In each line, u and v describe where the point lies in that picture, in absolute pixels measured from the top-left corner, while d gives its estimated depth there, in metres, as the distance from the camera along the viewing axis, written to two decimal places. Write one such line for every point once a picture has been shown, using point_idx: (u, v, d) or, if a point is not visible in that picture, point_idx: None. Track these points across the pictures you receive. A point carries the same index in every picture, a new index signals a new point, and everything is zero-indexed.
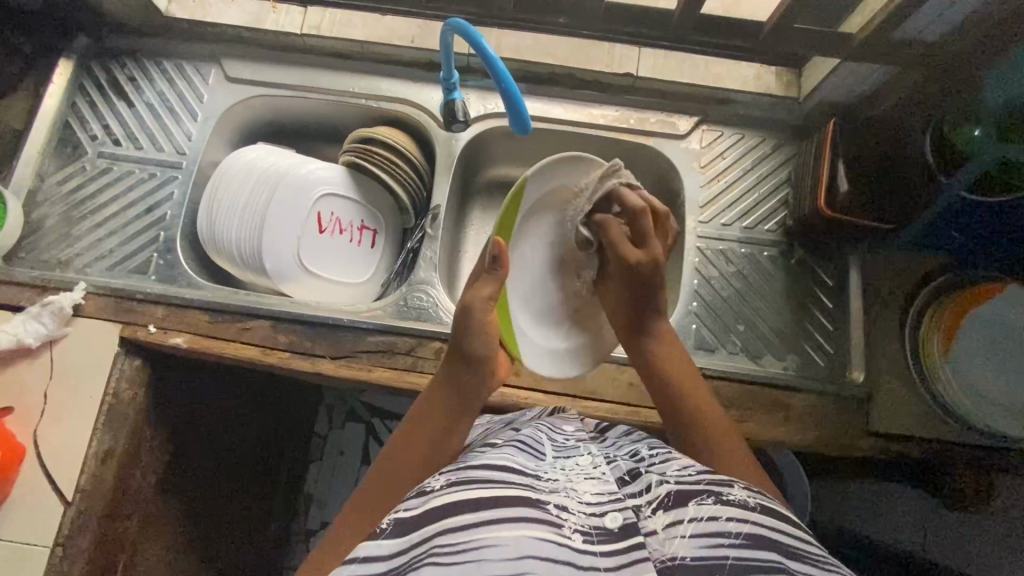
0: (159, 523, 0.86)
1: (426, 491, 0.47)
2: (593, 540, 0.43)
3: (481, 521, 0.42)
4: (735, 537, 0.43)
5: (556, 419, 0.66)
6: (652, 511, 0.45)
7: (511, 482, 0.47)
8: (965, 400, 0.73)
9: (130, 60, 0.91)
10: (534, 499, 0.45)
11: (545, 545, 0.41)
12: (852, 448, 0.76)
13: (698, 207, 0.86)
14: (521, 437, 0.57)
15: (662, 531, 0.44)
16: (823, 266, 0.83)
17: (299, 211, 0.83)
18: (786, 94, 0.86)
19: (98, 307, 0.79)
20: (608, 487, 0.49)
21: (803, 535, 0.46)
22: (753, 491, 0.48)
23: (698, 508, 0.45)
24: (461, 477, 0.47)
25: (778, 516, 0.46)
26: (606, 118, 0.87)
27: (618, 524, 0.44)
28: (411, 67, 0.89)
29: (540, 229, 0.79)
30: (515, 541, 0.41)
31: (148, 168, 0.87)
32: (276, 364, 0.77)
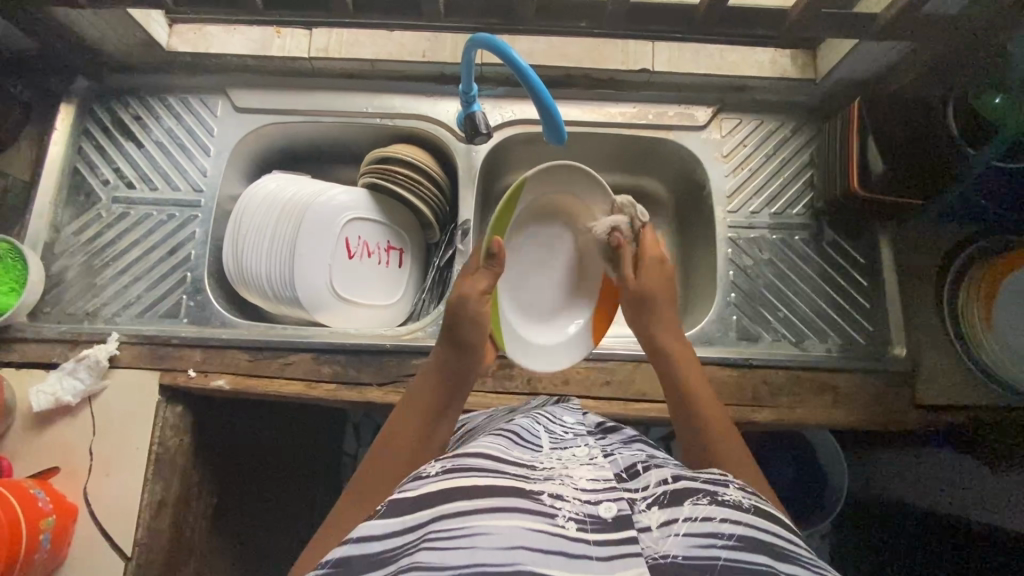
0: (214, 564, 0.86)
1: (422, 477, 0.47)
2: (586, 529, 0.42)
3: (477, 510, 0.42)
4: (727, 539, 0.43)
5: (558, 408, 0.68)
6: (647, 506, 0.46)
7: (505, 472, 0.48)
8: (1009, 365, 0.75)
9: (134, 98, 0.89)
10: (528, 490, 0.45)
11: (539, 536, 0.41)
12: (902, 422, 0.77)
13: (726, 196, 0.86)
14: (520, 427, 0.58)
15: (657, 528, 0.44)
16: (855, 244, 0.84)
17: (326, 239, 0.81)
18: (802, 76, 0.86)
19: (134, 356, 0.77)
20: (604, 477, 0.49)
21: (791, 538, 0.46)
22: (747, 493, 0.49)
23: (693, 508, 0.45)
24: (457, 466, 0.48)
25: (770, 518, 0.46)
26: (624, 115, 0.87)
27: (612, 514, 0.44)
28: (424, 81, 0.88)
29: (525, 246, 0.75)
30: (510, 531, 0.41)
31: (167, 210, 0.84)
32: (323, 397, 0.75)
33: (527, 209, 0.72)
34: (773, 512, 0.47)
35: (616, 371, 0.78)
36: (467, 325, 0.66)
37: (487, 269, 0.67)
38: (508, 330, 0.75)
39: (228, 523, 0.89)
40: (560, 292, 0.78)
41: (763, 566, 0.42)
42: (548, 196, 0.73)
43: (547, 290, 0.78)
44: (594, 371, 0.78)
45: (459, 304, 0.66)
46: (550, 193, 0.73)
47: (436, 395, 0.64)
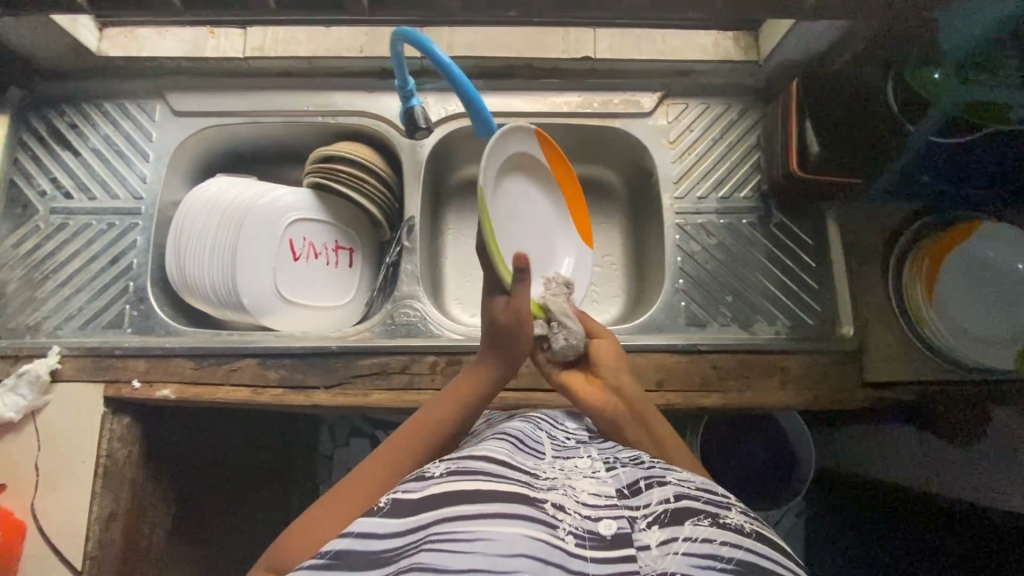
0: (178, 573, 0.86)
1: (426, 477, 0.48)
2: (585, 545, 0.43)
3: (482, 514, 0.43)
4: (727, 562, 0.42)
5: (561, 415, 0.70)
6: (647, 525, 0.45)
7: (509, 477, 0.48)
8: (956, 341, 0.75)
9: (70, 106, 0.87)
10: (532, 497, 0.46)
11: (540, 544, 0.42)
12: (851, 399, 0.77)
13: (672, 183, 0.85)
14: (523, 434, 0.59)
15: (657, 546, 0.44)
16: (802, 226, 0.84)
17: (268, 242, 0.80)
18: (746, 58, 0.85)
19: (77, 369, 0.76)
20: (606, 492, 0.49)
21: (791, 567, 0.45)
22: (750, 517, 0.49)
23: (693, 528, 0.45)
24: (461, 469, 0.48)
25: (769, 544, 0.46)
26: (569, 104, 0.86)
27: (611, 531, 0.44)
28: (364, 77, 0.86)
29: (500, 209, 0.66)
30: (511, 537, 0.41)
31: (107, 219, 0.83)
32: (269, 402, 0.75)
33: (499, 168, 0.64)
34: (775, 539, 0.47)
35: None
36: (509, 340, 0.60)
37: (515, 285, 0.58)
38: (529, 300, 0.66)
39: (191, 530, 0.89)
40: (537, 256, 0.73)
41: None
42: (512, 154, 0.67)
43: (537, 249, 0.73)
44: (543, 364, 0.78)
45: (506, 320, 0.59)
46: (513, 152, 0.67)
47: (473, 408, 0.61)
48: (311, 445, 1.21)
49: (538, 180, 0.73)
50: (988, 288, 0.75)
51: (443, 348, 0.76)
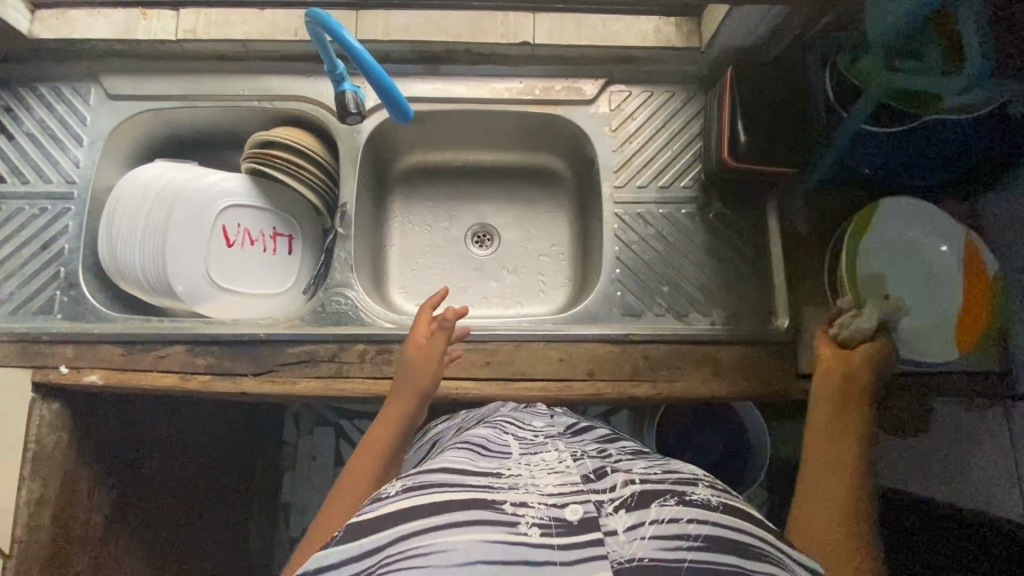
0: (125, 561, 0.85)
1: (382, 496, 0.43)
2: (551, 533, 0.40)
3: (430, 527, 0.39)
4: (694, 540, 0.41)
5: (525, 414, 0.66)
6: (614, 509, 0.43)
7: (466, 484, 0.44)
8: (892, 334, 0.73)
9: (4, 89, 0.86)
10: (490, 500, 0.42)
11: (498, 547, 0.39)
12: (786, 392, 0.76)
13: (613, 171, 0.85)
14: (481, 438, 0.54)
15: (623, 532, 0.41)
16: (743, 215, 0.83)
17: (201, 228, 0.80)
18: (687, 44, 0.83)
19: (3, 355, 0.76)
20: (571, 481, 0.46)
21: (766, 535, 0.44)
22: (717, 491, 0.47)
23: (660, 510, 0.43)
24: (416, 481, 0.44)
25: (740, 514, 0.45)
26: (510, 91, 0.86)
27: (578, 517, 0.42)
28: (300, 61, 0.85)
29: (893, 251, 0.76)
30: (467, 545, 0.39)
31: (38, 203, 0.82)
32: (197, 389, 0.74)
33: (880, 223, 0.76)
34: (745, 511, 0.46)
35: (497, 352, 0.77)
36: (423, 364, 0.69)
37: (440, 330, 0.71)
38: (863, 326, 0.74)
39: (144, 518, 0.89)
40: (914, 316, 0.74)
41: (730, 566, 0.40)
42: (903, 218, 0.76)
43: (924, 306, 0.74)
44: (473, 353, 0.77)
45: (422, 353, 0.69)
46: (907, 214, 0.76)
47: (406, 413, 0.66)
48: (275, 434, 1.22)
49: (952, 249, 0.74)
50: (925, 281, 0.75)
51: (374, 336, 0.76)
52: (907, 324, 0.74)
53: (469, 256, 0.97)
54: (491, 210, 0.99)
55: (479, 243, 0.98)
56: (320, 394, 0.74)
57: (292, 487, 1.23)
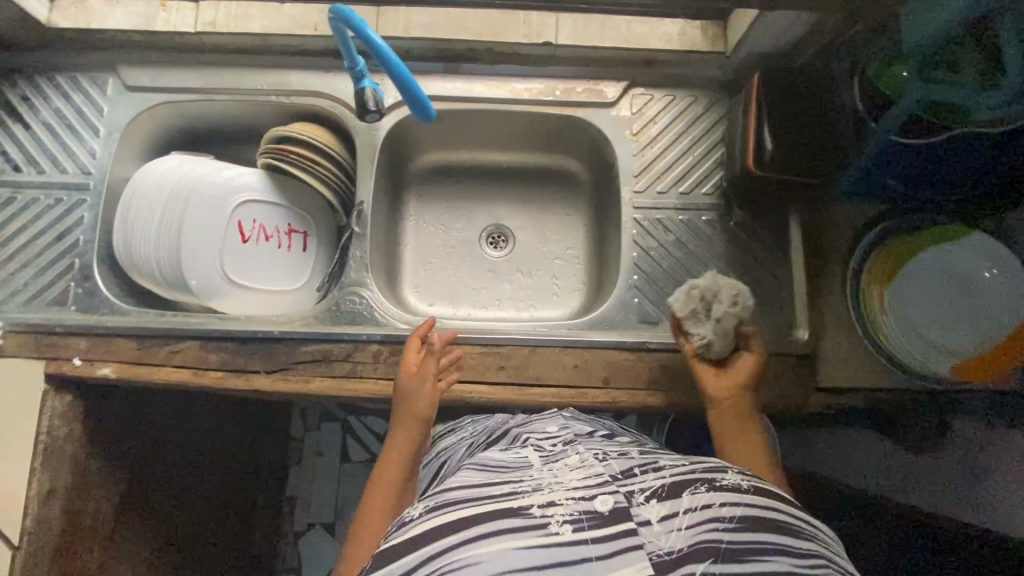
0: (133, 555, 0.85)
1: (406, 521, 0.44)
2: (583, 528, 0.41)
3: (459, 541, 0.40)
4: (729, 522, 0.41)
5: (539, 424, 0.66)
6: (645, 499, 0.43)
7: (489, 494, 0.44)
8: (896, 335, 0.72)
9: (22, 78, 0.85)
10: (516, 506, 0.42)
11: (529, 554, 0.39)
12: (804, 406, 0.76)
13: (633, 176, 0.83)
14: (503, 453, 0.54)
15: (658, 522, 0.41)
16: (764, 224, 0.82)
17: (216, 223, 0.79)
18: (712, 49, 0.82)
19: (16, 345, 0.76)
20: (596, 473, 0.46)
21: (795, 511, 0.44)
22: (746, 475, 0.47)
23: (692, 497, 0.43)
24: (437, 500, 0.45)
25: (772, 496, 0.44)
26: (530, 92, 0.85)
27: (608, 507, 0.42)
28: (318, 56, 0.84)
29: (939, 271, 0.73)
30: (498, 555, 0.39)
31: (54, 193, 0.82)
32: (209, 385, 0.74)
33: (946, 250, 0.73)
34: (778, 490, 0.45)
35: (511, 356, 0.76)
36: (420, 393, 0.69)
37: (427, 353, 0.72)
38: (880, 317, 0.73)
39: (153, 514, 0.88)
40: (928, 329, 0.71)
41: (770, 544, 0.40)
42: (969, 253, 0.72)
43: (941, 325, 0.71)
44: (488, 356, 0.76)
45: (414, 381, 0.70)
46: (969, 250, 0.72)
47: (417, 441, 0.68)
48: (281, 429, 1.22)
49: (1003, 301, 0.69)
50: (955, 305, 0.71)
51: (388, 337, 0.75)
52: (916, 331, 0.72)
53: (483, 257, 0.96)
54: (507, 211, 0.98)
55: (494, 244, 0.97)
56: (332, 394, 0.74)
57: (297, 482, 1.23)
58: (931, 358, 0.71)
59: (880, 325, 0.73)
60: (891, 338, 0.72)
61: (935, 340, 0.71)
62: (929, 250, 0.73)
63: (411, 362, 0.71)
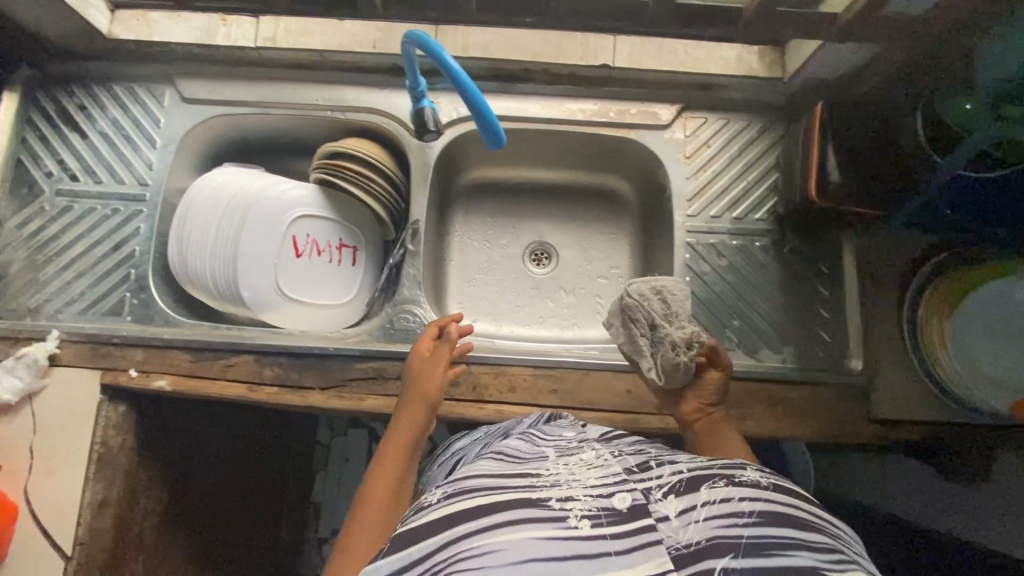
0: (177, 564, 0.86)
1: (424, 504, 0.43)
2: (601, 524, 0.40)
3: (482, 530, 0.39)
4: (748, 516, 0.41)
5: (552, 423, 0.63)
6: (663, 496, 0.44)
7: (508, 486, 0.43)
8: (958, 371, 0.72)
9: (80, 87, 0.86)
10: (535, 498, 0.42)
11: (551, 545, 0.38)
12: (856, 437, 0.75)
13: (685, 200, 0.83)
14: (514, 445, 0.54)
15: (676, 517, 0.42)
16: (817, 252, 0.82)
17: (273, 237, 0.80)
18: (771, 75, 0.82)
19: (73, 355, 0.76)
20: (612, 473, 0.46)
21: (813, 510, 0.44)
22: (765, 472, 0.47)
23: (710, 492, 0.44)
24: (456, 488, 0.43)
25: (789, 494, 0.44)
26: (583, 112, 0.85)
27: (627, 505, 0.42)
28: (374, 73, 0.84)
29: (1003, 307, 0.72)
30: (520, 544, 0.38)
31: (111, 204, 0.82)
32: (264, 400, 0.74)
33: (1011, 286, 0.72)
34: (795, 488, 0.46)
35: (562, 380, 0.76)
36: (430, 375, 0.70)
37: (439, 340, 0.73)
38: (943, 353, 0.73)
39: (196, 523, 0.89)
40: (989, 366, 0.72)
41: (789, 539, 0.40)
42: None
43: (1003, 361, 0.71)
44: (540, 379, 0.76)
45: (425, 362, 0.71)
46: None
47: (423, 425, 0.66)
48: (309, 435, 1.21)
49: None
50: (1017, 341, 0.71)
51: None
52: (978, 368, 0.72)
53: (527, 274, 0.96)
54: (550, 228, 0.98)
55: (538, 262, 0.97)
56: (385, 411, 0.74)
57: (323, 488, 1.22)
58: (992, 395, 0.71)
59: (941, 361, 0.73)
60: (952, 375, 0.72)
61: (995, 377, 0.71)
62: (993, 284, 0.72)
63: (425, 346, 0.72)
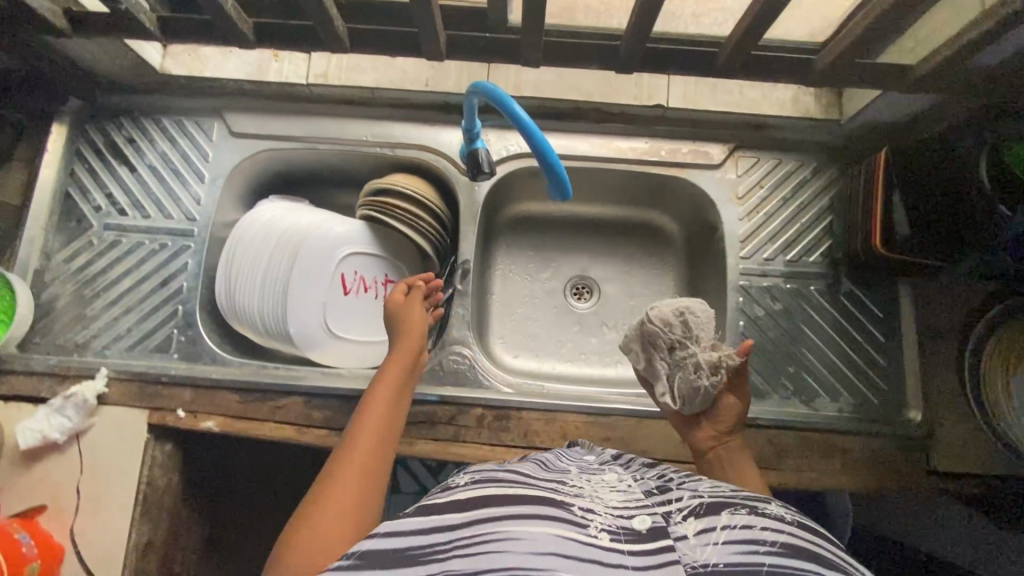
0: None
1: (450, 488, 0.44)
2: (621, 539, 0.39)
3: (504, 518, 0.39)
4: (770, 546, 0.39)
5: (574, 448, 0.63)
6: (683, 518, 0.42)
7: (533, 486, 0.44)
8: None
9: (128, 120, 0.86)
10: (561, 500, 0.42)
11: (571, 543, 0.38)
12: (915, 488, 0.74)
13: (739, 241, 0.82)
14: (539, 460, 0.55)
15: (694, 536, 0.40)
16: (873, 296, 0.80)
17: (322, 275, 0.79)
18: (827, 116, 0.81)
19: (121, 393, 0.76)
20: (634, 497, 0.46)
21: (839, 552, 0.41)
22: (790, 510, 0.45)
23: (730, 517, 0.42)
24: (482, 479, 0.45)
25: (816, 532, 0.42)
26: (634, 151, 0.83)
27: (646, 526, 0.41)
28: (425, 110, 0.84)
29: None
30: (540, 537, 0.37)
31: (159, 238, 0.82)
32: (313, 443, 0.73)
33: None
34: (819, 527, 0.43)
35: (616, 428, 0.75)
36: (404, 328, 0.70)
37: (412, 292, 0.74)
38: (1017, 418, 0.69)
39: (234, 563, 0.87)
40: None
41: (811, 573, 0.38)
42: None
43: None
44: (593, 427, 0.75)
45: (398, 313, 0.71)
46: None
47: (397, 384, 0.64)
48: None
49: None
50: None
51: (492, 401, 0.75)
52: None
53: (569, 309, 0.95)
54: (593, 262, 0.97)
55: (579, 296, 0.95)
56: (434, 458, 0.73)
57: None
58: None
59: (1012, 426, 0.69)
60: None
61: None
62: None
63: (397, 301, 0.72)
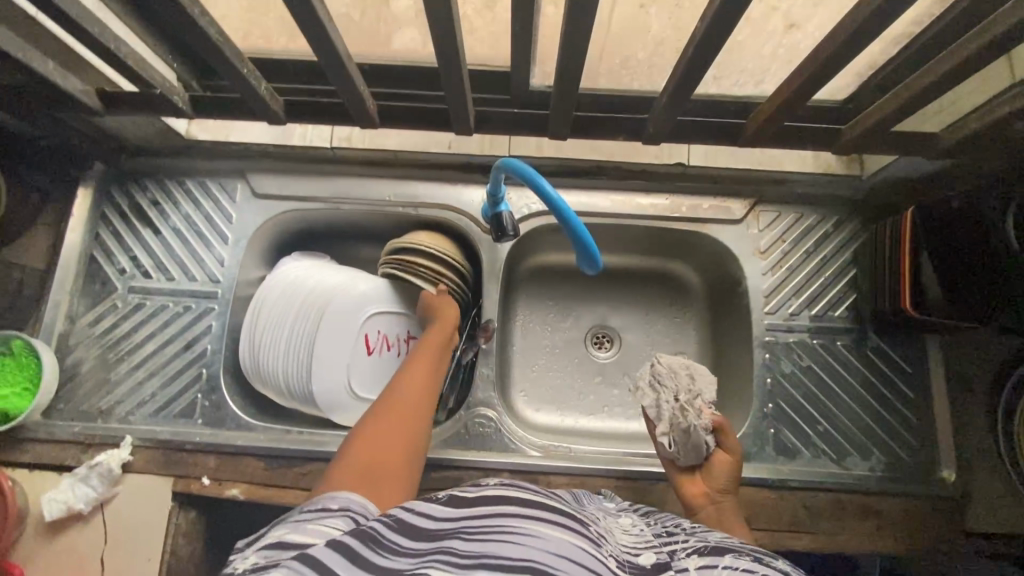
0: None
1: (481, 485, 0.45)
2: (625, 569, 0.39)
3: (521, 515, 0.40)
4: None
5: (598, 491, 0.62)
6: (688, 556, 0.42)
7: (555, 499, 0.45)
8: None
9: (152, 182, 0.86)
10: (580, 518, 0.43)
11: (578, 553, 0.38)
12: (952, 550, 0.73)
13: (763, 297, 0.82)
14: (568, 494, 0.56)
15: (695, 569, 0.40)
16: (902, 351, 0.79)
17: (347, 336, 0.79)
18: (849, 172, 0.83)
19: (146, 461, 0.75)
20: (648, 540, 0.46)
21: None
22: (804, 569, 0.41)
23: (735, 559, 0.40)
24: (513, 483, 0.45)
25: None
26: (655, 207, 0.84)
27: (650, 562, 0.42)
28: (448, 170, 0.85)
29: None
30: (550, 540, 0.38)
31: (182, 301, 0.82)
32: None
33: None
34: None
35: (647, 491, 0.74)
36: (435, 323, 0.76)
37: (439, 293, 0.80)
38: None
39: None
40: None
41: None
42: None
43: None
44: (623, 489, 0.74)
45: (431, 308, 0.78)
46: None
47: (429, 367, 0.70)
48: None
49: None
50: None
51: (520, 467, 0.74)
52: None
53: (591, 361, 0.94)
54: (613, 310, 0.96)
55: (600, 346, 0.94)
56: None
57: None
58: None
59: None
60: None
61: None
62: None
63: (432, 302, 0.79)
